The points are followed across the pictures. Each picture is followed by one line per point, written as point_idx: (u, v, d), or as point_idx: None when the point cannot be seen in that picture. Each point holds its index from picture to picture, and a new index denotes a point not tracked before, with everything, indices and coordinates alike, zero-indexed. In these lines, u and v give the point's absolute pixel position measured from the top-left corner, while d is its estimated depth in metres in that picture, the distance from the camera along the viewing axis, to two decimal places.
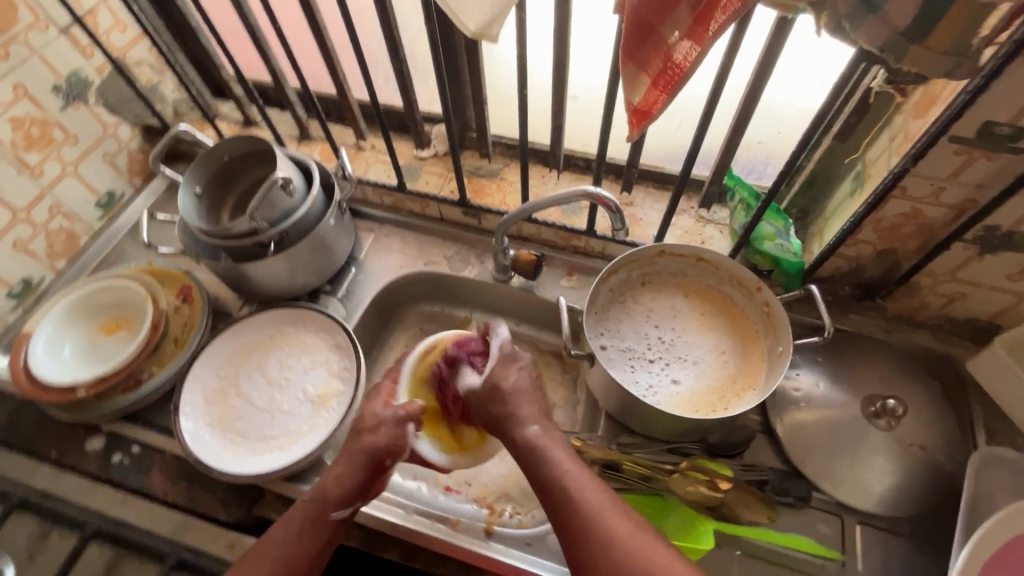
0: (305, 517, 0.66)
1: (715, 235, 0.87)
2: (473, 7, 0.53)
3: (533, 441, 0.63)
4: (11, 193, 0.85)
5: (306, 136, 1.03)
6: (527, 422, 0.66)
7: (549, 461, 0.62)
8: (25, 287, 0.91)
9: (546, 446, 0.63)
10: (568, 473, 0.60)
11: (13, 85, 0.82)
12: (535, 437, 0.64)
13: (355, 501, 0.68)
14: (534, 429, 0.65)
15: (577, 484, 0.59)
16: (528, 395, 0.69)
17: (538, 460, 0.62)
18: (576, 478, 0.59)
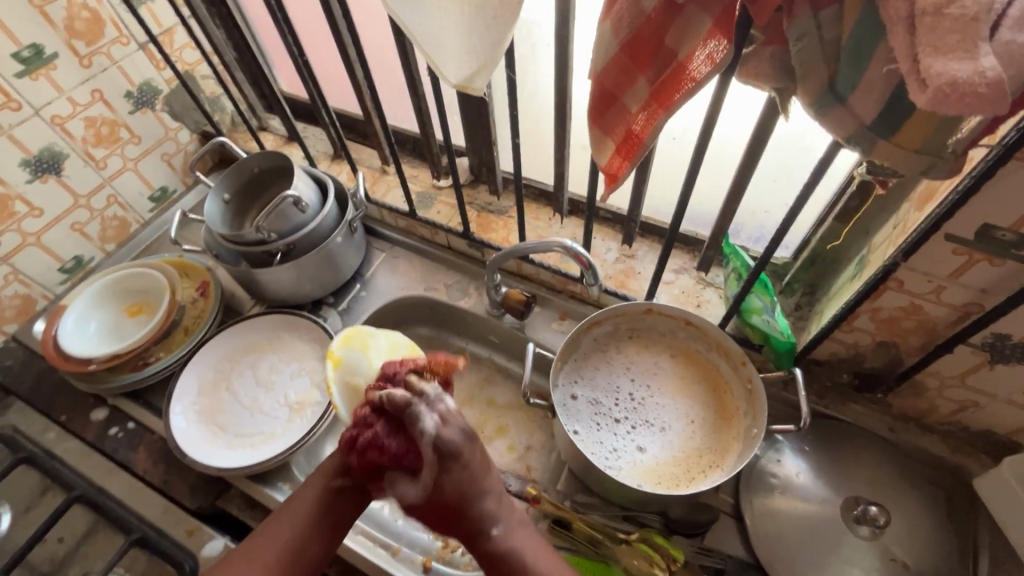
0: (312, 493, 0.62)
1: (712, 299, 0.85)
2: (454, 62, 0.54)
3: (495, 543, 0.57)
4: (76, 181, 0.97)
5: (338, 156, 1.10)
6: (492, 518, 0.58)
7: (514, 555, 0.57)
8: (75, 264, 1.03)
9: (516, 543, 0.58)
10: (533, 565, 0.56)
11: (92, 89, 0.94)
12: (502, 540, 0.57)
13: (359, 475, 0.62)
14: (499, 529, 0.58)
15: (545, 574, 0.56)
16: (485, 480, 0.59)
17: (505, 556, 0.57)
18: (541, 571, 0.56)
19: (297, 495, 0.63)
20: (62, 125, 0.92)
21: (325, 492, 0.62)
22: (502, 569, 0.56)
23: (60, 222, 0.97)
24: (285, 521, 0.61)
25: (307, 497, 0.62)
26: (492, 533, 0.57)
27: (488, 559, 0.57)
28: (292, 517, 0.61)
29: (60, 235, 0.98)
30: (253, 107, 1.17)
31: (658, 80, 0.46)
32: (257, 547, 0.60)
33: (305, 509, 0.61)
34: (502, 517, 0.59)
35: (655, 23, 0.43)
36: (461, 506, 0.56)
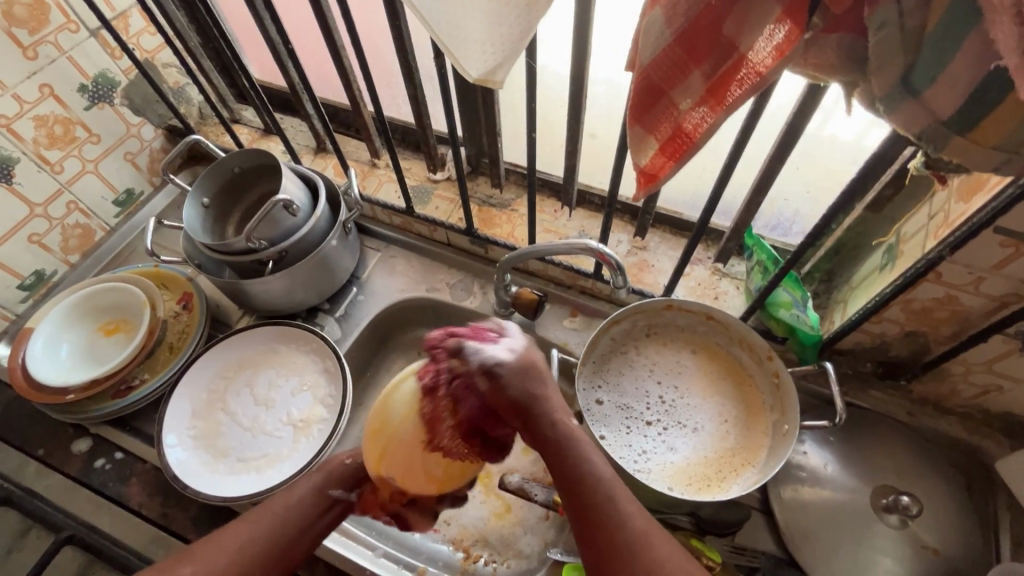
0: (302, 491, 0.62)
1: (729, 290, 0.82)
2: (474, 53, 0.48)
3: (568, 429, 0.53)
4: (30, 188, 0.87)
5: (322, 150, 1.03)
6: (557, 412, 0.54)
7: (582, 454, 0.52)
8: (36, 279, 0.93)
9: (581, 443, 0.53)
10: (593, 463, 0.52)
11: (40, 84, 0.83)
12: (569, 429, 0.54)
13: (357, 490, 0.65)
14: (567, 420, 0.54)
15: (606, 478, 0.51)
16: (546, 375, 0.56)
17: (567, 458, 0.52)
18: (612, 478, 0.51)
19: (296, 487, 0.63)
20: (9, 126, 0.82)
21: (327, 496, 0.63)
22: (562, 458, 0.52)
23: (16, 235, 0.87)
24: (284, 507, 0.60)
25: (307, 493, 0.62)
26: (565, 419, 0.54)
27: (557, 453, 0.53)
28: (293, 505, 0.61)
29: (15, 250, 0.88)
30: (224, 97, 1.07)
31: (715, 74, 0.42)
32: (255, 524, 0.57)
33: (303, 504, 0.61)
34: (565, 408, 0.56)
35: (714, 10, 0.39)
36: (530, 405, 0.54)
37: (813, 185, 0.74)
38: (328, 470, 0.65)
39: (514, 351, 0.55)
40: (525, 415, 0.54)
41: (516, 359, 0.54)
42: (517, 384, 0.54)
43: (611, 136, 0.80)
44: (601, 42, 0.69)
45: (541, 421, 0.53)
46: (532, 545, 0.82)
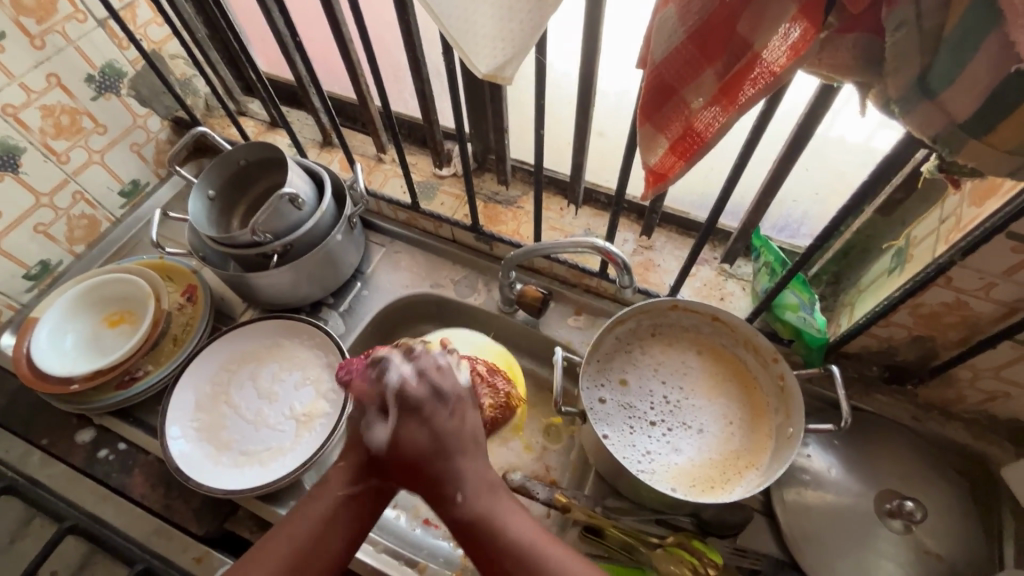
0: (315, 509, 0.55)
1: (735, 292, 0.82)
2: (484, 48, 0.48)
3: (473, 509, 0.52)
4: (37, 178, 0.87)
5: (329, 144, 1.02)
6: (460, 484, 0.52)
7: (497, 525, 0.51)
8: (42, 269, 0.93)
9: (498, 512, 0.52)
10: (509, 532, 0.51)
11: (47, 74, 0.83)
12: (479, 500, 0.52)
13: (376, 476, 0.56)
14: (469, 495, 0.52)
15: (524, 543, 0.51)
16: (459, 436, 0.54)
17: (485, 535, 0.51)
18: (530, 544, 0.51)
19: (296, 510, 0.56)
20: (16, 116, 0.82)
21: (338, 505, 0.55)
22: (475, 538, 0.51)
23: (22, 224, 0.87)
24: (281, 544, 0.54)
25: (310, 516, 0.55)
26: (469, 497, 0.52)
27: (471, 526, 0.52)
28: (296, 531, 0.54)
29: (22, 240, 0.89)
30: (230, 89, 1.06)
31: (728, 73, 0.41)
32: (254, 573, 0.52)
33: (308, 528, 0.54)
34: (478, 470, 0.54)
35: (729, 7, 0.38)
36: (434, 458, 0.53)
37: (822, 186, 0.73)
38: (333, 473, 0.57)
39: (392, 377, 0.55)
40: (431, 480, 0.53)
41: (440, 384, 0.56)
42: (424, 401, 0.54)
43: (620, 134, 0.79)
44: (611, 39, 0.68)
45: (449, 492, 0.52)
46: None
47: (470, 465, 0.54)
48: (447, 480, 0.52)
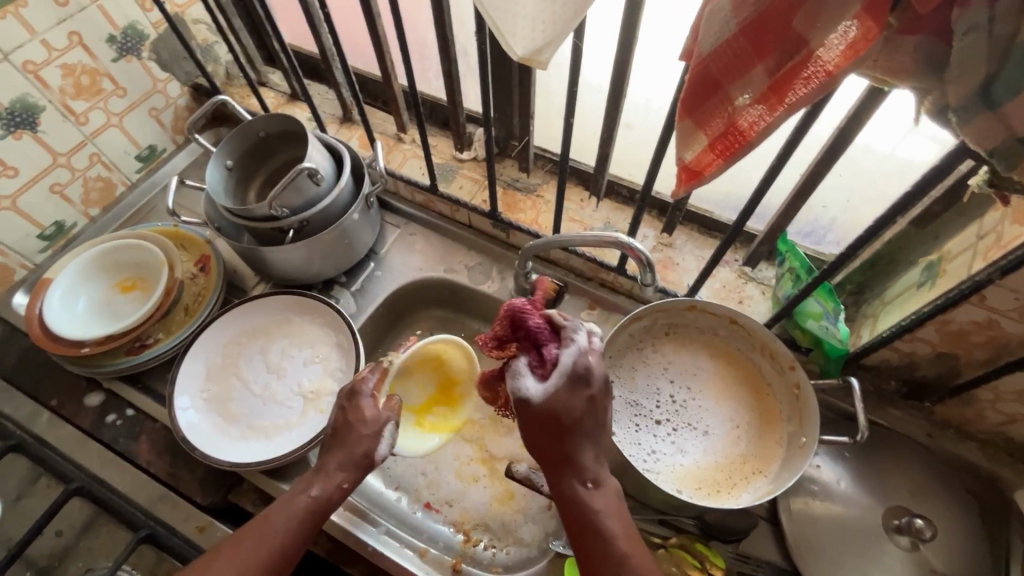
0: (303, 511, 0.59)
1: (754, 295, 0.80)
2: (522, 30, 0.46)
3: (585, 495, 0.57)
4: (55, 137, 0.86)
5: (349, 120, 1.01)
6: (586, 475, 0.58)
7: (596, 513, 0.56)
8: (57, 230, 0.93)
9: (605, 506, 0.57)
10: (609, 529, 0.56)
11: (69, 32, 0.82)
12: (597, 494, 0.57)
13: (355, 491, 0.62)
14: (591, 486, 0.58)
15: (620, 528, 0.56)
16: (598, 432, 0.59)
17: (588, 521, 0.56)
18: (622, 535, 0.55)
19: (297, 501, 0.60)
20: (36, 73, 0.80)
21: (316, 506, 0.60)
22: (577, 518, 0.57)
23: (37, 184, 0.87)
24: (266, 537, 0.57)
25: (303, 518, 0.59)
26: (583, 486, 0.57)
27: (575, 515, 0.57)
28: (283, 529, 0.58)
29: (38, 199, 0.88)
30: (250, 57, 1.05)
31: (780, 70, 0.39)
32: (246, 551, 0.56)
33: (297, 523, 0.59)
34: (593, 470, 0.58)
35: (786, 1, 0.36)
36: (572, 438, 0.58)
37: (855, 194, 0.71)
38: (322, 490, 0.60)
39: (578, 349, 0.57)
40: (553, 462, 0.59)
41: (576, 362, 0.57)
42: (579, 400, 0.57)
43: (648, 127, 0.77)
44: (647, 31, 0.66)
45: (573, 481, 0.58)
46: (532, 533, 0.83)
47: (596, 463, 0.59)
48: (573, 468, 0.58)
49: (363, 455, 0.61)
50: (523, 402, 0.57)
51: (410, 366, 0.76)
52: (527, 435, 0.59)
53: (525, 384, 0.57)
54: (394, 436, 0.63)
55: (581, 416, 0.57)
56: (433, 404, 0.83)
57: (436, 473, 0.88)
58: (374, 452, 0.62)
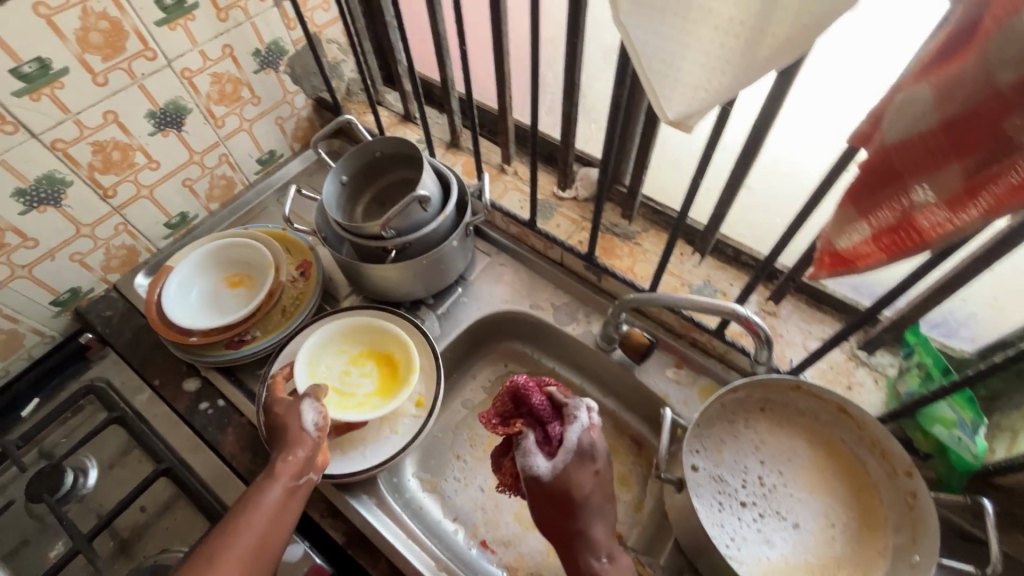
0: (271, 496, 0.63)
1: (866, 384, 0.74)
2: (679, 95, 0.45)
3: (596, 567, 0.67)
4: (194, 137, 0.93)
5: (456, 146, 1.03)
6: (597, 549, 0.68)
7: None
8: (181, 220, 1.00)
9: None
10: None
11: (223, 45, 0.89)
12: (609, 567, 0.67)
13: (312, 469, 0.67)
14: (602, 559, 0.68)
15: None
16: (602, 508, 0.70)
17: None
18: None
19: (255, 491, 0.63)
20: (190, 79, 0.88)
21: (287, 489, 0.64)
22: None
23: (173, 177, 0.94)
24: (245, 527, 0.60)
25: (271, 497, 0.63)
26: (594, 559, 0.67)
27: None
28: (258, 518, 0.61)
29: (170, 191, 0.95)
30: (372, 77, 1.10)
31: (980, 172, 0.36)
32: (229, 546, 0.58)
33: (270, 508, 0.62)
34: (602, 546, 0.68)
35: (1003, 102, 0.32)
36: (581, 513, 0.69)
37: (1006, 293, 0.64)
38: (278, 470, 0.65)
39: (580, 427, 0.70)
40: (567, 535, 0.69)
41: (580, 441, 0.70)
42: (583, 477, 0.69)
43: (769, 191, 0.73)
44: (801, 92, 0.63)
45: (587, 556, 0.68)
46: None
47: (604, 538, 0.69)
48: (586, 543, 0.68)
49: (295, 437, 0.68)
50: (533, 475, 0.69)
51: (337, 365, 0.82)
52: (541, 508, 0.71)
53: (535, 462, 0.69)
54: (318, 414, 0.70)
55: (590, 491, 0.69)
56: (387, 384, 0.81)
57: (495, 512, 0.86)
58: (301, 423, 0.69)
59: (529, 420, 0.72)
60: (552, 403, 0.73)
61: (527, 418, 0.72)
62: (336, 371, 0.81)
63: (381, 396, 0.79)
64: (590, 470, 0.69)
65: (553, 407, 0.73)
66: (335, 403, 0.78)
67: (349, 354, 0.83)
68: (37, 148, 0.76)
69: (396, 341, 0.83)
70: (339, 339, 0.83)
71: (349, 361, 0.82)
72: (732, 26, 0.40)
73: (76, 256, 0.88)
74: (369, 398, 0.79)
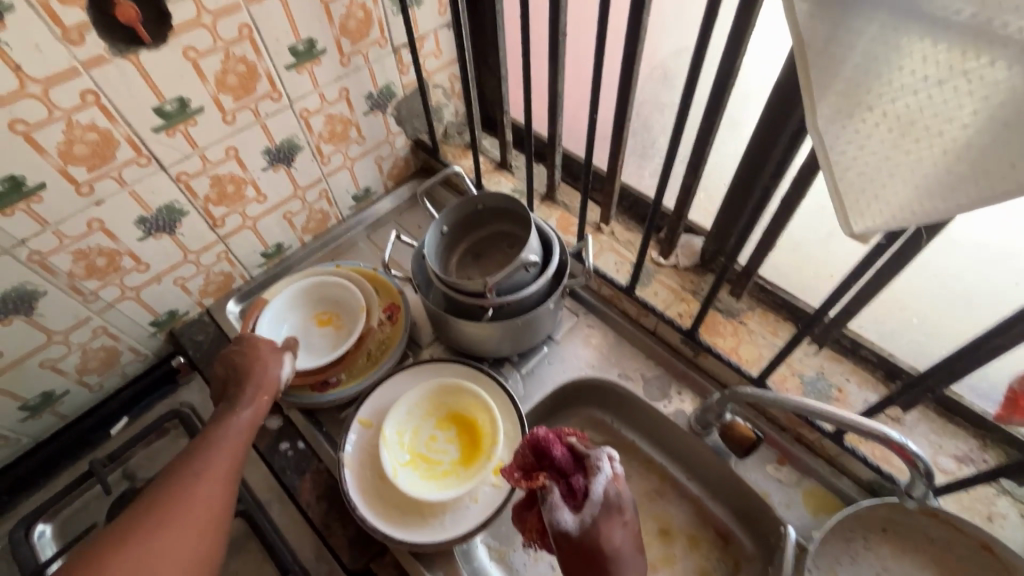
0: (231, 430, 0.66)
1: (1009, 516, 0.66)
2: (874, 210, 0.41)
3: None
4: (301, 172, 0.95)
5: (551, 199, 1.02)
6: None
7: None
8: (276, 250, 1.02)
9: None
10: None
11: (341, 88, 0.91)
12: None
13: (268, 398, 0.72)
14: None
15: None
16: (634, 565, 0.61)
17: None
18: None
19: (217, 432, 0.66)
20: (307, 119, 0.89)
21: (246, 424, 0.68)
22: None
23: (276, 210, 0.96)
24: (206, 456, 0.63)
25: (233, 428, 0.67)
26: None
27: None
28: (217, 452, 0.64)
29: (271, 222, 0.97)
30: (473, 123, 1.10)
31: None
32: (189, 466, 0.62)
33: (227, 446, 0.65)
34: None
35: None
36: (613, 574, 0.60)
37: None
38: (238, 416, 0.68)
39: (608, 475, 0.63)
40: None
41: (606, 488, 0.63)
42: (607, 527, 0.62)
43: None
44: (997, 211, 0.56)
45: None
46: None
47: None
48: None
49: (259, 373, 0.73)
50: (561, 533, 0.62)
51: (420, 429, 0.80)
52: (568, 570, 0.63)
53: (562, 516, 0.62)
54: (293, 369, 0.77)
55: (621, 549, 0.61)
56: (468, 448, 0.79)
57: None
58: (267, 375, 0.73)
59: (553, 473, 0.64)
60: (573, 454, 0.66)
61: (552, 471, 0.64)
62: (420, 437, 0.80)
63: (465, 466, 0.77)
64: (617, 519, 0.62)
65: (575, 458, 0.66)
66: (420, 472, 0.77)
67: (431, 416, 0.82)
68: (164, 179, 0.78)
69: (480, 407, 0.81)
70: (422, 401, 0.82)
71: (431, 424, 0.81)
72: None
73: (179, 280, 0.90)
74: (453, 467, 0.77)
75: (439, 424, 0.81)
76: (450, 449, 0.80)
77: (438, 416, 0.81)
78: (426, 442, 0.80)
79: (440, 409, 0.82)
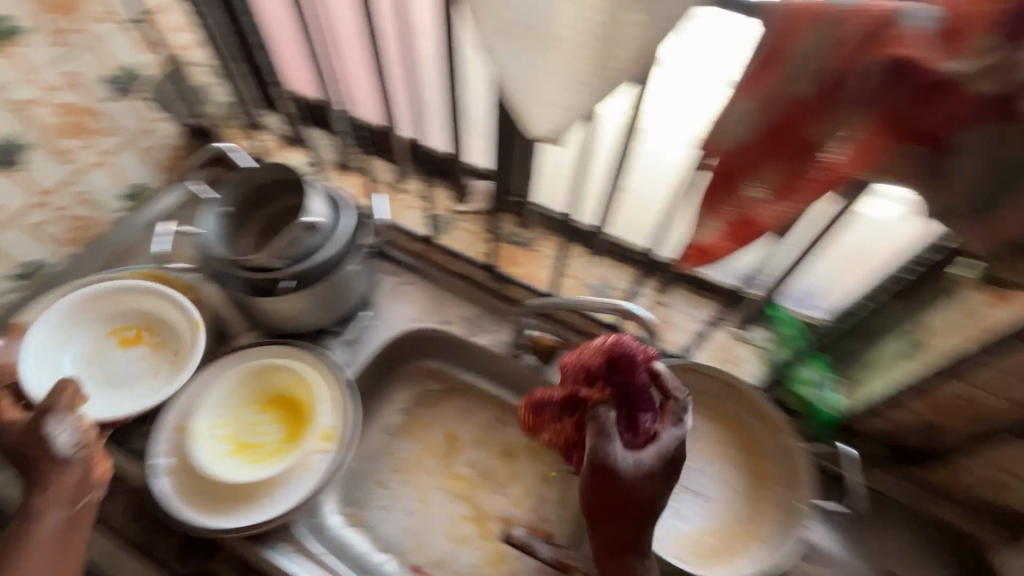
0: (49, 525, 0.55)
1: (747, 358, 0.84)
2: (544, 114, 0.50)
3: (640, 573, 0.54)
4: (39, 175, 0.83)
5: (346, 167, 1.01)
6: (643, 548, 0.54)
7: None
8: (32, 270, 0.88)
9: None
10: None
11: (65, 72, 0.80)
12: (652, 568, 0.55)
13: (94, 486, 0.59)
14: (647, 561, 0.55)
15: None
16: None
17: None
18: None
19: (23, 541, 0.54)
20: (26, 111, 0.78)
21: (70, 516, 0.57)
22: None
23: (15, 223, 0.83)
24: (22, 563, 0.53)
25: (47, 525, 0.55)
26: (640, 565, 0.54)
27: None
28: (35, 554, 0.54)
29: (13, 237, 0.83)
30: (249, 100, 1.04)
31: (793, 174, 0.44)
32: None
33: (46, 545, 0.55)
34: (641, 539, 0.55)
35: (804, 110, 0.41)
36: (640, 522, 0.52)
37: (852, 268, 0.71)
38: (49, 497, 0.56)
39: (682, 428, 0.51)
40: (610, 536, 0.53)
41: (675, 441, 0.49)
42: (655, 485, 0.49)
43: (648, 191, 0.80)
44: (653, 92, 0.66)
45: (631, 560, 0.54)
46: None
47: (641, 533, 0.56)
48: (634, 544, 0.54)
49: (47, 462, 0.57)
50: (603, 465, 0.49)
51: (237, 415, 0.78)
52: (585, 498, 0.52)
53: (613, 446, 0.49)
54: (76, 433, 0.59)
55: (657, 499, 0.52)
56: (292, 425, 0.78)
57: (426, 535, 0.85)
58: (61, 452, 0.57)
59: (617, 388, 0.53)
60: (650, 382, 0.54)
61: (615, 386, 0.53)
62: (239, 422, 0.77)
63: (290, 442, 0.76)
64: (665, 476, 0.51)
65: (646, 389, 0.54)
66: (241, 458, 0.75)
67: (248, 401, 0.79)
68: None
69: (298, 382, 0.80)
70: (235, 389, 0.79)
71: (249, 408, 0.78)
72: (581, 48, 0.44)
73: None
74: (279, 446, 0.76)
75: (259, 407, 0.79)
76: (273, 428, 0.78)
77: (257, 399, 0.79)
78: (248, 428, 0.77)
79: (258, 393, 0.80)
